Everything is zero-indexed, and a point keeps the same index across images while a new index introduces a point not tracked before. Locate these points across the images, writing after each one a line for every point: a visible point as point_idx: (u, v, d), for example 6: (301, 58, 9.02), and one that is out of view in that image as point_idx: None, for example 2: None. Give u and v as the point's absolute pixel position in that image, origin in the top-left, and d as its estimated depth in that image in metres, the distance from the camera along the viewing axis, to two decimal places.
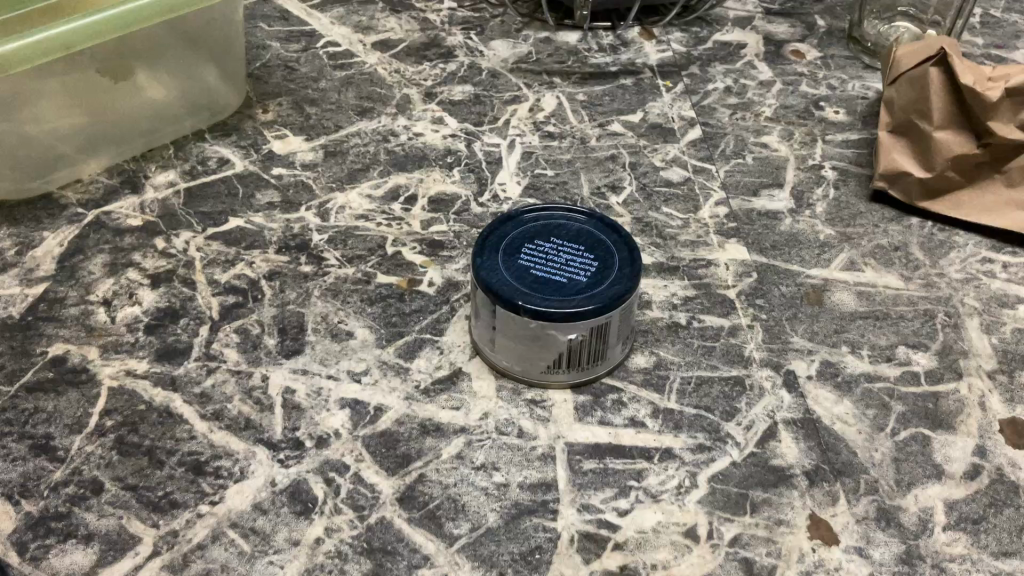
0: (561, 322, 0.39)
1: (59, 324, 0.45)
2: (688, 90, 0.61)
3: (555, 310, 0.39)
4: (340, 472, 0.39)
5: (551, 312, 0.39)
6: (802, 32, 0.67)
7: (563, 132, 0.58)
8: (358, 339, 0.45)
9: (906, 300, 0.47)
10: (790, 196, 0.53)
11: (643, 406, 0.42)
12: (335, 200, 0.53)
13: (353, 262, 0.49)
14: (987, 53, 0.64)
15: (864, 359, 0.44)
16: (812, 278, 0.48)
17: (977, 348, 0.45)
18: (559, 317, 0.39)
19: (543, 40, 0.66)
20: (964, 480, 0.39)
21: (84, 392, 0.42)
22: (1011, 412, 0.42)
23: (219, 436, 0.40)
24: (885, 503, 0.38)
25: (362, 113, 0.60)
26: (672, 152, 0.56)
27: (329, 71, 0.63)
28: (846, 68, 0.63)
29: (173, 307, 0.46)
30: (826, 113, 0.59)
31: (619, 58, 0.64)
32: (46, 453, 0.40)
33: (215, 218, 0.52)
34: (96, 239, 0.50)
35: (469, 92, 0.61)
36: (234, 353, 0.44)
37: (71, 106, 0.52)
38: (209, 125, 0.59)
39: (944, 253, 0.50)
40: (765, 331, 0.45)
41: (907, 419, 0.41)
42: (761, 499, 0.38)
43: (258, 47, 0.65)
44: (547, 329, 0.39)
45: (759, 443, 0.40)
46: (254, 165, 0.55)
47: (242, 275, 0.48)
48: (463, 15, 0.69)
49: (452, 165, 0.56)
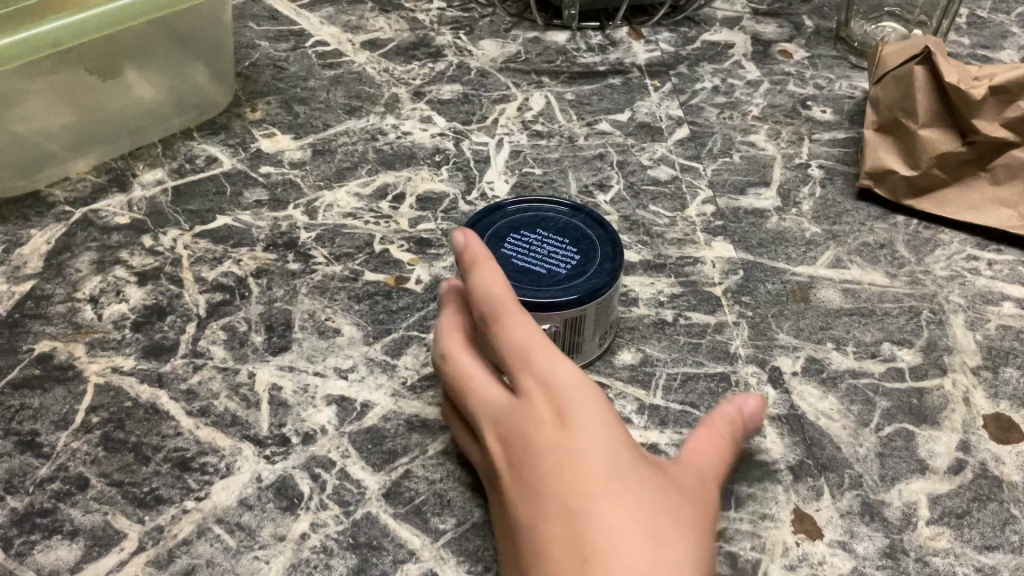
0: (535, 311, 0.39)
1: (46, 322, 0.45)
2: (676, 90, 0.62)
3: (530, 299, 0.39)
4: (326, 468, 0.39)
5: (526, 301, 0.39)
6: (789, 32, 0.67)
7: (551, 131, 0.58)
8: (345, 336, 0.45)
9: (891, 296, 0.47)
10: (777, 193, 0.54)
11: (629, 402, 0.42)
12: (324, 198, 0.53)
13: (341, 260, 0.49)
14: (973, 53, 0.64)
15: (850, 355, 0.44)
16: (798, 275, 0.48)
17: (962, 345, 0.45)
18: (534, 306, 0.39)
19: (532, 40, 0.66)
20: (948, 475, 0.39)
21: (71, 389, 0.42)
22: (995, 407, 0.42)
23: (205, 432, 0.41)
24: (869, 498, 0.38)
25: (351, 112, 0.60)
26: (659, 151, 0.57)
27: (318, 70, 0.63)
28: (834, 67, 0.63)
29: (161, 305, 0.46)
30: (813, 112, 0.59)
31: (607, 58, 0.65)
32: (32, 449, 0.40)
33: (203, 216, 0.52)
34: (84, 237, 0.50)
35: (458, 91, 0.62)
36: (221, 350, 0.44)
37: (61, 104, 0.52)
38: (198, 124, 0.59)
39: (929, 251, 0.50)
40: (751, 328, 0.46)
41: (892, 415, 0.42)
42: (746, 494, 0.38)
43: (246, 46, 0.65)
44: None
45: (744, 438, 0.41)
46: (242, 164, 0.56)
47: (230, 273, 0.48)
48: (452, 15, 0.69)
49: (441, 163, 0.56)
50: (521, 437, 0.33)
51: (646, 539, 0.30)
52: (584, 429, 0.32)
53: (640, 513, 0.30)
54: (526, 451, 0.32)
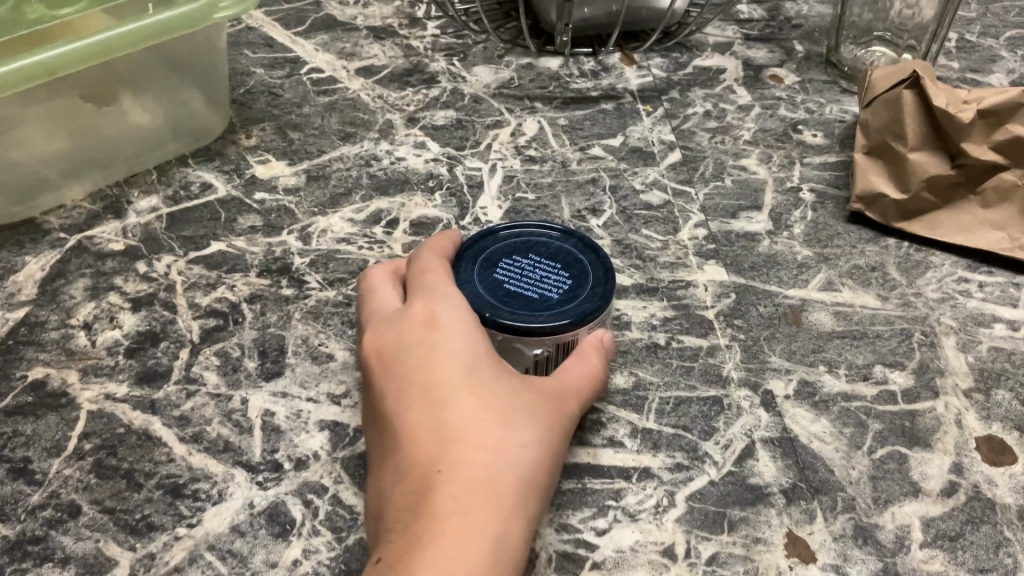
0: (527, 335, 0.39)
1: (40, 349, 0.45)
2: (668, 114, 0.62)
3: (522, 322, 0.38)
4: (319, 494, 0.39)
5: (518, 325, 0.38)
6: (780, 57, 0.67)
7: (544, 156, 0.59)
8: (338, 361, 0.45)
9: (883, 319, 0.47)
10: (768, 217, 0.54)
11: (622, 426, 0.42)
12: (318, 224, 0.54)
13: (335, 285, 0.50)
14: (962, 77, 0.65)
15: (842, 378, 0.44)
16: (790, 298, 0.49)
17: (954, 367, 0.45)
18: (525, 330, 0.38)
19: (525, 66, 0.67)
20: (941, 497, 0.39)
21: (63, 416, 0.42)
22: (987, 429, 0.42)
23: (197, 459, 0.40)
24: (862, 520, 0.38)
25: (345, 139, 0.60)
26: (651, 175, 0.57)
27: (313, 97, 0.64)
28: (824, 91, 0.64)
29: (154, 331, 0.47)
30: (804, 136, 0.60)
31: (600, 84, 0.65)
32: (24, 476, 0.40)
33: (197, 242, 0.52)
34: (79, 263, 0.50)
35: (452, 117, 0.62)
36: (214, 376, 0.44)
37: (57, 131, 0.53)
38: (193, 150, 0.59)
39: (921, 273, 0.50)
40: (743, 351, 0.46)
41: (884, 438, 0.42)
42: (738, 517, 0.38)
43: (242, 74, 0.65)
44: (512, 342, 0.39)
45: (737, 462, 0.41)
46: (237, 190, 0.56)
47: (224, 298, 0.48)
48: (446, 41, 0.70)
49: (434, 189, 0.56)
50: (397, 353, 0.38)
51: (496, 428, 0.35)
52: (451, 339, 0.37)
53: (496, 408, 0.35)
54: (400, 362, 0.37)
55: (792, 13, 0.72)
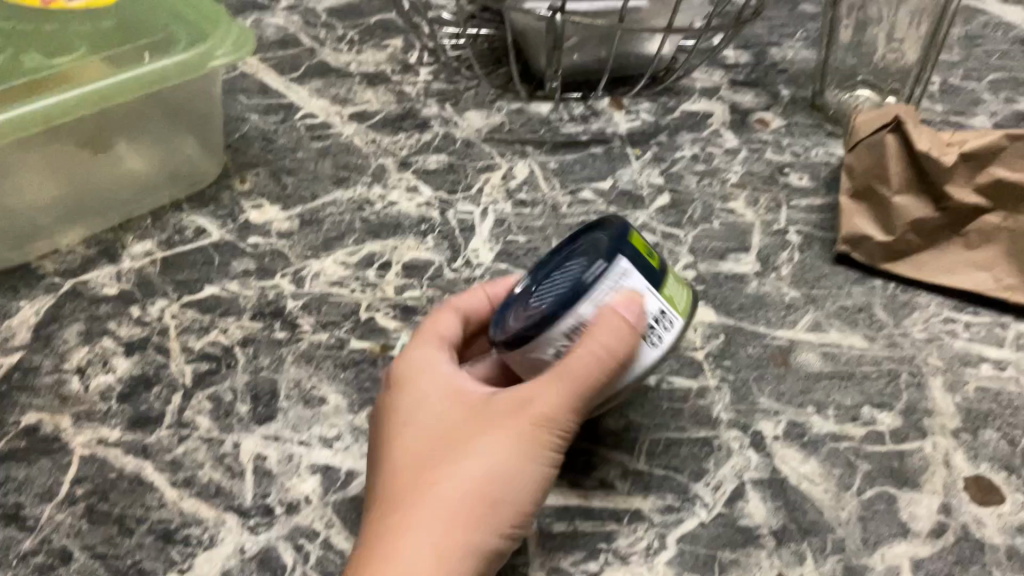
0: (518, 339, 0.38)
1: (33, 393, 0.46)
2: (656, 158, 0.63)
3: (509, 330, 0.39)
4: (311, 539, 0.39)
5: (506, 335, 0.39)
6: (767, 101, 0.69)
7: (535, 199, 0.59)
8: (330, 405, 0.45)
9: (870, 360, 0.48)
10: (756, 259, 0.54)
11: (613, 468, 0.42)
12: (310, 267, 0.54)
13: (327, 328, 0.50)
14: (946, 120, 0.66)
15: (831, 419, 0.45)
16: (778, 339, 0.49)
17: (941, 407, 0.45)
18: (512, 335, 0.38)
19: (516, 111, 0.68)
20: (930, 538, 0.39)
21: (56, 461, 0.42)
22: (975, 469, 0.42)
23: (189, 503, 0.41)
24: (851, 562, 0.39)
25: (339, 183, 0.61)
26: (640, 218, 0.58)
27: (307, 142, 0.64)
28: (810, 134, 0.65)
29: (147, 375, 0.47)
30: (791, 179, 0.61)
31: (590, 128, 0.66)
32: (16, 522, 0.40)
33: (191, 286, 0.52)
34: (73, 307, 0.51)
35: (444, 161, 0.63)
36: (206, 420, 0.44)
37: (52, 178, 0.53)
38: (187, 195, 0.59)
39: (907, 314, 0.51)
40: (733, 392, 0.46)
41: (873, 478, 0.42)
42: (728, 560, 0.39)
43: (237, 119, 0.66)
44: (513, 351, 0.39)
45: (727, 503, 0.41)
46: (231, 235, 0.56)
47: (217, 342, 0.49)
48: (439, 86, 0.71)
49: (426, 232, 0.57)
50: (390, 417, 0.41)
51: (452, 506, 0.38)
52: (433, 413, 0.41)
53: (461, 465, 0.39)
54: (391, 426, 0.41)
55: (777, 57, 0.74)
